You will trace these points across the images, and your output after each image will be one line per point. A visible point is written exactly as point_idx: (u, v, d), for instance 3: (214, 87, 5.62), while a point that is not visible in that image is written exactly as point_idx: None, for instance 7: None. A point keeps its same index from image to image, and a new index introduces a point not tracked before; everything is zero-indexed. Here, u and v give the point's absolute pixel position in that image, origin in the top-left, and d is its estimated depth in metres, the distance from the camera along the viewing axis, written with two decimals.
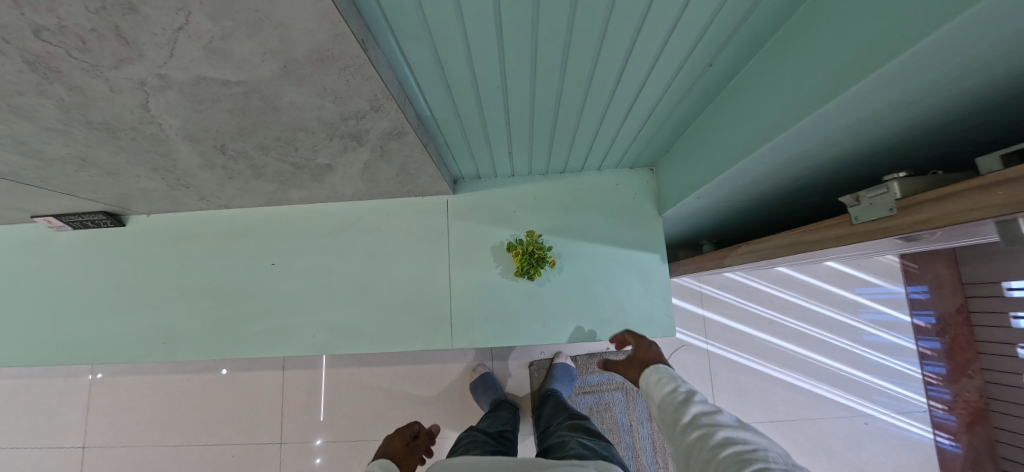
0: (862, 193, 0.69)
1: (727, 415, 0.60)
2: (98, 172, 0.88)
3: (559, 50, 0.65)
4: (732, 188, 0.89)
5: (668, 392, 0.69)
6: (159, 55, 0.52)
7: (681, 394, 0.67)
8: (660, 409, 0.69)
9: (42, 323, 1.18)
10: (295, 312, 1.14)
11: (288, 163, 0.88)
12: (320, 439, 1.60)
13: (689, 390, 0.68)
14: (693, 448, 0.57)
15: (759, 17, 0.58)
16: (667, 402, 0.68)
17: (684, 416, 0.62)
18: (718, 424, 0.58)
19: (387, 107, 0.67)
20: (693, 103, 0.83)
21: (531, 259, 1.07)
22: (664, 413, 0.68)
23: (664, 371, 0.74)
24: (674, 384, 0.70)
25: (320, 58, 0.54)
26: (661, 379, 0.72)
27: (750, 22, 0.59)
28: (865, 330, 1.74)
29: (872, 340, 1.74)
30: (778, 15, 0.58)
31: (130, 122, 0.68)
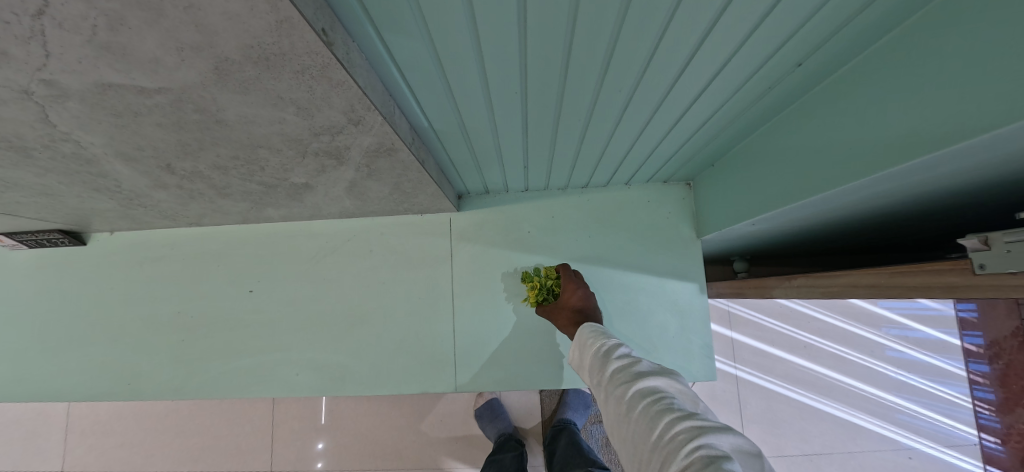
0: (992, 234, 0.49)
1: (645, 364, 0.59)
2: (30, 193, 0.73)
3: (602, 44, 0.47)
4: (801, 216, 0.71)
5: (597, 354, 0.66)
6: (28, 53, 0.35)
7: (601, 351, 0.65)
8: (589, 365, 0.67)
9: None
10: (277, 346, 1.00)
11: (256, 182, 0.72)
12: (324, 440, 1.47)
13: (609, 342, 0.66)
14: (617, 403, 0.57)
15: (894, 3, 0.39)
16: (592, 358, 0.66)
17: (604, 374, 0.61)
18: (635, 376, 0.57)
19: (369, 120, 0.51)
20: (759, 114, 0.65)
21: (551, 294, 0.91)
22: (590, 370, 0.66)
23: (593, 329, 0.72)
24: (596, 341, 0.68)
25: (263, 56, 0.37)
26: (592, 341, 0.69)
27: (877, 9, 0.40)
28: (889, 345, 1.51)
29: (895, 357, 1.50)
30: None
31: (37, 139, 0.52)
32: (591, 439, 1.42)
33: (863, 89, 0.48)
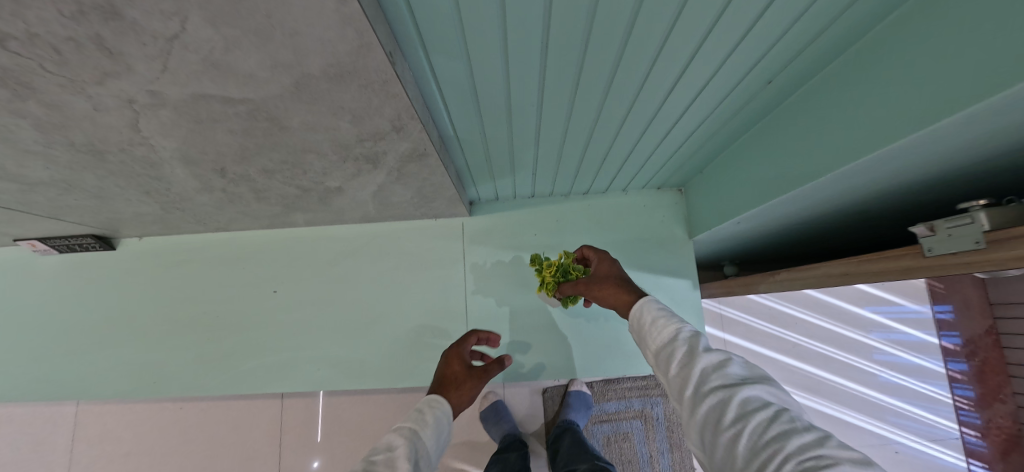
0: (936, 222, 0.60)
1: (738, 367, 0.47)
2: (84, 195, 0.80)
3: (607, 65, 0.57)
4: (781, 215, 0.81)
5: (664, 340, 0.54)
6: (149, 68, 0.44)
7: (679, 338, 0.52)
8: (656, 356, 0.54)
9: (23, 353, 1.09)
10: (297, 344, 1.06)
11: (294, 186, 0.80)
12: (330, 446, 1.49)
13: (687, 329, 0.53)
14: (705, 414, 0.45)
15: (839, 31, 0.50)
16: (659, 347, 0.54)
17: (686, 371, 0.48)
18: (731, 382, 0.45)
19: (410, 127, 0.60)
20: (738, 125, 0.76)
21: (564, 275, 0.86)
22: (657, 357, 0.54)
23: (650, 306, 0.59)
24: (668, 324, 0.54)
25: (339, 73, 0.46)
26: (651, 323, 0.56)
27: (825, 35, 0.51)
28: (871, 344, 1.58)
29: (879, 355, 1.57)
30: (861, 28, 0.50)
31: (117, 143, 0.60)
32: (593, 439, 1.46)
33: (825, 100, 0.58)
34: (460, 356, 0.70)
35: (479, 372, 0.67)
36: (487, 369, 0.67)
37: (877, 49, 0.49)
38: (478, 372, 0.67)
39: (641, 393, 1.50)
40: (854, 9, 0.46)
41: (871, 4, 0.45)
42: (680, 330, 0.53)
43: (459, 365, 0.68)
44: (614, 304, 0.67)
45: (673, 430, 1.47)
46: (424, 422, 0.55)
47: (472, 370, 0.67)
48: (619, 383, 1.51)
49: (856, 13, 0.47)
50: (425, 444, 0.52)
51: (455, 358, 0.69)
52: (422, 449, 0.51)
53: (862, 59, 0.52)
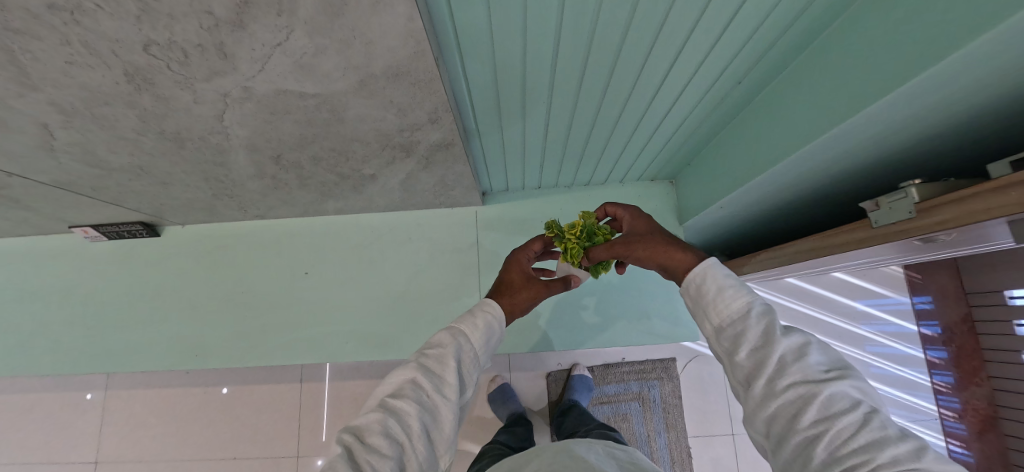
0: (881, 198, 0.73)
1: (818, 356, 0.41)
2: (151, 181, 0.92)
3: (603, 74, 0.69)
4: (757, 199, 0.94)
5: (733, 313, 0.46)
6: (250, 68, 0.57)
7: (750, 315, 0.45)
8: (717, 331, 0.47)
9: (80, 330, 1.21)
10: (329, 320, 1.18)
11: (335, 173, 0.93)
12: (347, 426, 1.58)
13: (756, 305, 0.46)
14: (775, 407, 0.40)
15: (789, 41, 0.62)
16: (722, 321, 0.46)
17: (751, 355, 0.43)
18: (810, 377, 0.39)
19: (444, 119, 0.72)
20: (717, 122, 0.89)
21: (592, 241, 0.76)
22: (719, 330, 0.47)
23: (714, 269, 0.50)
24: (739, 296, 0.47)
25: (396, 73, 0.59)
26: (714, 292, 0.48)
27: (778, 44, 0.62)
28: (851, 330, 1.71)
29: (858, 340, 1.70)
30: (807, 38, 0.61)
31: (199, 132, 0.72)
32: None
33: (784, 96, 0.70)
34: (522, 261, 0.71)
35: (541, 282, 0.67)
36: (548, 285, 0.68)
37: (820, 56, 0.60)
38: (538, 282, 0.68)
39: (637, 376, 1.57)
40: (799, 23, 0.57)
41: (811, 19, 0.56)
42: (748, 305, 0.46)
43: (520, 270, 0.70)
44: (654, 264, 0.59)
45: (669, 410, 1.54)
46: (474, 324, 0.58)
47: (533, 278, 0.68)
48: (618, 367, 1.57)
49: (801, 26, 0.58)
50: (473, 344, 0.57)
51: (518, 260, 0.71)
52: (470, 349, 0.56)
53: (810, 64, 0.63)
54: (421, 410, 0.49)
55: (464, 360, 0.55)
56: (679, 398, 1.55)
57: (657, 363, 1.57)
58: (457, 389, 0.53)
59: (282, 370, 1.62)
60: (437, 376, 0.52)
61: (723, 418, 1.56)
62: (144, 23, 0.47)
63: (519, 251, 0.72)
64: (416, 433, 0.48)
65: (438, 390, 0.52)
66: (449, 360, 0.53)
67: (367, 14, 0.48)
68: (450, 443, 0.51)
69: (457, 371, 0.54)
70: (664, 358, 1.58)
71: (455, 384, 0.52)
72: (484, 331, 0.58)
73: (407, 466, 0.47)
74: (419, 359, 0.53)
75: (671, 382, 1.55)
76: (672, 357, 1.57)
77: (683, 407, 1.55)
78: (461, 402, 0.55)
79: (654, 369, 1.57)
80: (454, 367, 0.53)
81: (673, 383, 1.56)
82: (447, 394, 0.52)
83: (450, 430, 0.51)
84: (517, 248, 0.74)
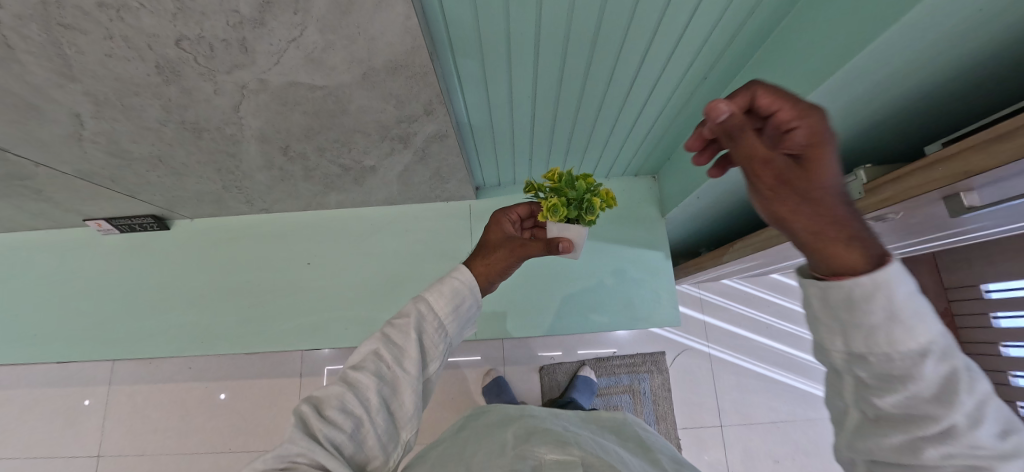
0: (837, 183, 0.81)
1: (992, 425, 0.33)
2: (166, 172, 0.99)
3: (581, 69, 0.77)
4: (728, 188, 1.01)
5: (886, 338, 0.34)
6: (267, 62, 0.64)
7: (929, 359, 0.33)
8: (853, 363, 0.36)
9: (95, 319, 1.28)
10: (331, 307, 1.24)
11: (338, 165, 1.00)
12: None
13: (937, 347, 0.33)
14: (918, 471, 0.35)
15: (744, 37, 0.71)
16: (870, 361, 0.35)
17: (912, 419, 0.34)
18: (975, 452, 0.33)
19: (438, 111, 0.80)
20: (690, 116, 0.97)
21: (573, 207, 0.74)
22: (855, 358, 0.36)
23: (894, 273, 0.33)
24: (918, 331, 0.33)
25: (395, 66, 0.67)
26: (878, 311, 0.33)
27: (736, 40, 0.72)
28: None
29: None
30: (761, 34, 0.70)
31: (216, 122, 0.80)
32: None
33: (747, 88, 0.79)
34: (503, 225, 0.72)
35: (516, 243, 0.66)
36: (523, 247, 0.66)
37: (774, 50, 0.70)
38: (514, 245, 0.66)
39: (628, 370, 1.60)
40: (752, 20, 0.67)
41: (762, 16, 0.66)
42: (931, 342, 0.33)
43: (499, 233, 0.70)
44: (791, 235, 0.36)
45: (659, 403, 1.57)
46: (439, 292, 0.58)
47: (508, 240, 0.67)
48: (609, 360, 1.61)
49: (754, 23, 0.68)
50: (437, 314, 0.57)
51: (498, 224, 0.71)
52: (433, 319, 0.56)
53: (765, 58, 0.72)
54: (381, 381, 0.51)
55: (427, 332, 0.56)
56: (668, 390, 1.58)
57: (647, 357, 1.61)
58: (418, 361, 0.54)
59: (282, 365, 1.67)
60: (399, 347, 0.54)
61: (711, 412, 1.60)
62: (179, 19, 0.55)
63: (499, 215, 0.72)
64: (375, 406, 0.49)
65: (399, 361, 0.53)
66: (410, 331, 0.54)
67: (371, 12, 0.56)
68: (411, 417, 0.52)
69: (420, 343, 0.55)
70: (654, 351, 1.62)
71: (415, 356, 0.53)
72: (450, 301, 0.58)
73: (365, 439, 0.48)
74: (384, 330, 0.55)
75: (661, 375, 1.59)
76: (661, 351, 1.62)
77: (673, 400, 1.59)
78: (427, 376, 0.56)
79: (645, 363, 1.61)
80: (415, 338, 0.54)
81: (663, 376, 1.59)
82: (407, 366, 0.53)
83: (411, 402, 0.52)
84: (499, 212, 0.74)
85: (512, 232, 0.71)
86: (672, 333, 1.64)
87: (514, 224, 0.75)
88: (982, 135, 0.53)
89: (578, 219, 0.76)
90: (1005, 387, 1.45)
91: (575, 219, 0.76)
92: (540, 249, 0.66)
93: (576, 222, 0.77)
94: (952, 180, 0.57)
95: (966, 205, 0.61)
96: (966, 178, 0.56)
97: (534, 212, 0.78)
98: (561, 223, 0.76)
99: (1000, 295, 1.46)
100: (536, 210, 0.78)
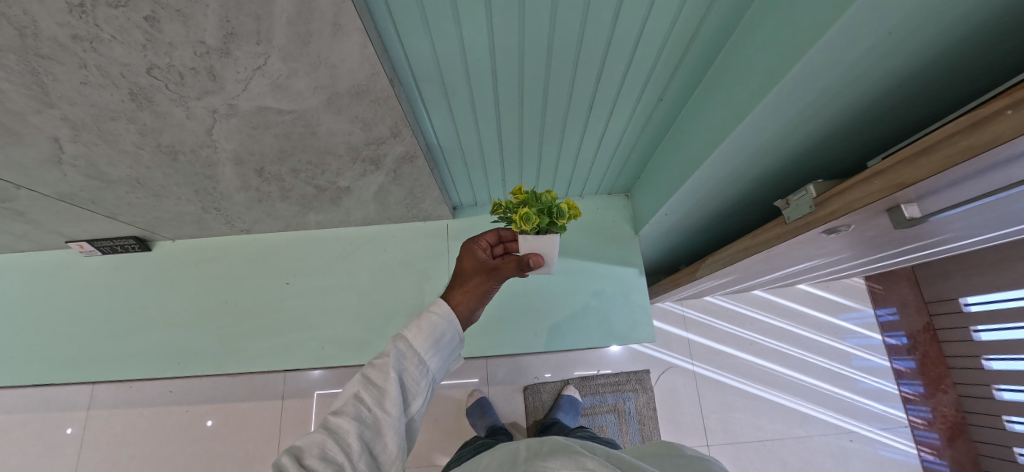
0: (791, 197, 0.80)
1: None
2: (146, 193, 1.02)
3: (540, 90, 0.81)
4: (693, 204, 1.04)
5: None
6: (235, 88, 0.68)
7: None
8: None
9: (71, 341, 1.27)
10: (308, 326, 1.24)
11: (313, 186, 1.03)
12: None
13: None
14: None
15: (692, 59, 0.75)
16: None
17: None
18: None
19: (404, 133, 0.84)
20: (653, 135, 1.01)
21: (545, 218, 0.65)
22: None
23: None
24: None
25: (358, 91, 0.71)
26: None
27: (685, 63, 0.76)
28: (819, 339, 1.69)
29: (829, 349, 1.69)
30: (707, 55, 0.75)
31: (191, 145, 0.83)
32: None
33: (701, 107, 0.83)
34: (474, 252, 0.62)
35: (490, 266, 0.58)
36: (497, 268, 0.57)
37: (722, 70, 0.74)
38: (488, 267, 0.58)
39: (613, 389, 1.57)
40: (696, 44, 0.71)
41: (705, 40, 0.71)
42: None
43: (472, 260, 0.61)
44: None
45: (645, 423, 1.53)
46: (418, 328, 0.52)
47: (482, 264, 0.59)
48: (593, 379, 1.57)
49: (699, 46, 0.72)
50: (418, 351, 0.50)
51: (470, 250, 0.62)
52: (412, 356, 0.50)
53: (715, 77, 0.77)
54: (361, 426, 0.45)
55: (407, 369, 0.50)
56: (654, 410, 1.55)
57: (631, 375, 1.59)
58: (400, 402, 0.47)
59: (262, 387, 1.64)
60: (379, 388, 0.48)
61: (697, 430, 1.56)
62: (148, 50, 0.58)
63: (467, 241, 0.63)
64: (356, 451, 0.44)
65: (380, 403, 0.47)
66: (389, 370, 0.48)
67: (330, 42, 0.60)
68: (395, 461, 0.46)
69: (400, 384, 0.49)
70: (639, 369, 1.60)
71: (396, 396, 0.47)
72: (431, 336, 0.52)
73: None
74: (363, 371, 0.49)
75: (645, 393, 1.56)
76: (645, 369, 1.60)
77: (658, 418, 1.55)
78: (410, 416, 0.49)
79: (629, 381, 1.58)
80: (395, 380, 0.48)
81: (647, 395, 1.56)
82: (388, 408, 0.46)
83: (395, 447, 0.46)
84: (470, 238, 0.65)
85: (486, 257, 0.62)
86: (655, 350, 1.63)
87: (487, 252, 0.65)
88: (911, 147, 0.53)
89: (549, 227, 0.66)
90: (992, 400, 1.48)
91: (546, 229, 0.66)
92: (515, 269, 0.57)
93: (549, 231, 0.67)
94: (889, 193, 0.57)
95: (906, 218, 0.62)
96: (902, 189, 0.56)
97: (504, 237, 0.68)
98: (534, 235, 0.65)
99: (981, 308, 1.48)
100: (506, 235, 0.68)
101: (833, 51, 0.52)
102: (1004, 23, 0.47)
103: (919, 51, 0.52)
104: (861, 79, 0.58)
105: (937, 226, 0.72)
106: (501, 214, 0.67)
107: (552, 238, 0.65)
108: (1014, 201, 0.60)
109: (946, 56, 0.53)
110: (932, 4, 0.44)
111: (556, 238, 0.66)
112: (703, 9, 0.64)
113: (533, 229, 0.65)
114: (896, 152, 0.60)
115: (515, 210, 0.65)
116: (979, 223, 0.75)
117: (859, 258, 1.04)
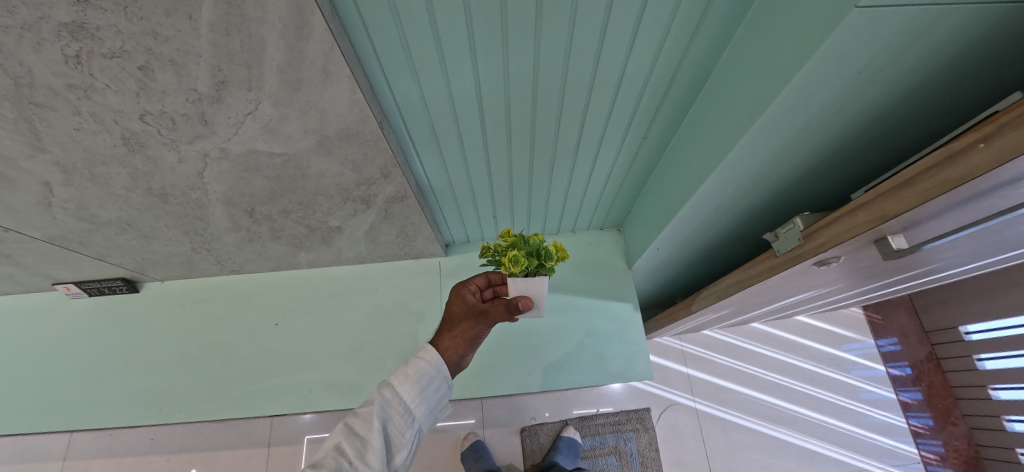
0: (779, 230, 0.81)
1: None
2: (135, 235, 1.01)
3: (527, 130, 0.84)
4: (683, 239, 1.05)
5: None
6: (227, 133, 0.69)
7: None
8: None
9: (47, 388, 1.22)
10: (296, 369, 1.20)
11: (304, 226, 1.03)
12: None
13: None
14: None
15: (673, 99, 0.79)
16: None
17: None
18: None
19: (394, 174, 0.85)
20: (641, 170, 1.03)
21: (530, 263, 0.63)
22: None
23: None
24: None
25: (348, 134, 0.73)
26: None
27: (666, 102, 0.79)
28: (823, 371, 1.64)
29: (835, 381, 1.63)
30: (688, 96, 0.78)
31: (182, 188, 0.84)
32: None
33: (684, 144, 0.86)
34: (464, 295, 0.61)
35: (479, 309, 0.57)
36: (487, 312, 0.56)
37: (703, 109, 0.77)
38: (478, 311, 0.56)
39: (613, 429, 1.50)
40: (676, 84, 0.75)
41: (685, 80, 0.74)
42: None
43: (461, 303, 0.59)
44: None
45: (648, 466, 1.45)
46: (405, 375, 0.50)
47: (471, 308, 0.57)
48: (593, 419, 1.51)
49: (679, 86, 0.75)
50: (404, 399, 0.48)
51: (459, 293, 0.61)
52: (399, 404, 0.48)
53: (697, 116, 0.80)
54: None
55: (392, 418, 0.47)
56: (657, 451, 1.47)
57: (632, 414, 1.52)
58: (383, 455, 0.44)
59: (248, 434, 1.55)
60: (363, 439, 0.45)
61: None
62: (141, 98, 0.59)
63: (457, 286, 0.62)
64: None
65: (362, 457, 0.44)
66: (373, 420, 0.46)
67: (320, 89, 0.62)
68: None
69: (383, 434, 0.46)
70: (639, 407, 1.54)
71: (379, 448, 0.44)
72: (418, 383, 0.50)
73: None
74: (345, 422, 0.46)
75: (647, 433, 1.48)
76: (646, 407, 1.54)
77: (662, 460, 1.47)
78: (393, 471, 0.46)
79: (630, 421, 1.51)
80: (379, 429, 0.45)
81: (649, 435, 1.49)
82: (370, 461, 0.43)
83: None
84: (460, 283, 0.64)
85: (475, 301, 0.61)
86: (655, 387, 1.58)
87: (476, 295, 0.64)
88: (893, 180, 0.54)
89: (538, 269, 0.65)
90: (1004, 432, 1.42)
91: (535, 271, 0.65)
92: (505, 313, 0.56)
93: (538, 273, 0.65)
94: (874, 224, 0.57)
95: (895, 249, 0.61)
96: (886, 221, 0.55)
97: (493, 280, 0.67)
98: (522, 277, 0.64)
99: (981, 337, 1.46)
100: (495, 278, 0.67)
101: (803, 91, 0.54)
102: (961, 62, 0.49)
103: (885, 88, 0.54)
104: (834, 115, 0.60)
105: (924, 257, 0.72)
106: (490, 258, 0.66)
107: (540, 280, 0.64)
108: (996, 231, 0.61)
109: (911, 94, 0.56)
110: (892, 44, 0.46)
111: (545, 281, 0.64)
112: (679, 52, 0.67)
113: (522, 272, 0.64)
114: (876, 185, 0.61)
115: (504, 253, 0.64)
116: (965, 253, 0.75)
117: (854, 288, 1.03)
